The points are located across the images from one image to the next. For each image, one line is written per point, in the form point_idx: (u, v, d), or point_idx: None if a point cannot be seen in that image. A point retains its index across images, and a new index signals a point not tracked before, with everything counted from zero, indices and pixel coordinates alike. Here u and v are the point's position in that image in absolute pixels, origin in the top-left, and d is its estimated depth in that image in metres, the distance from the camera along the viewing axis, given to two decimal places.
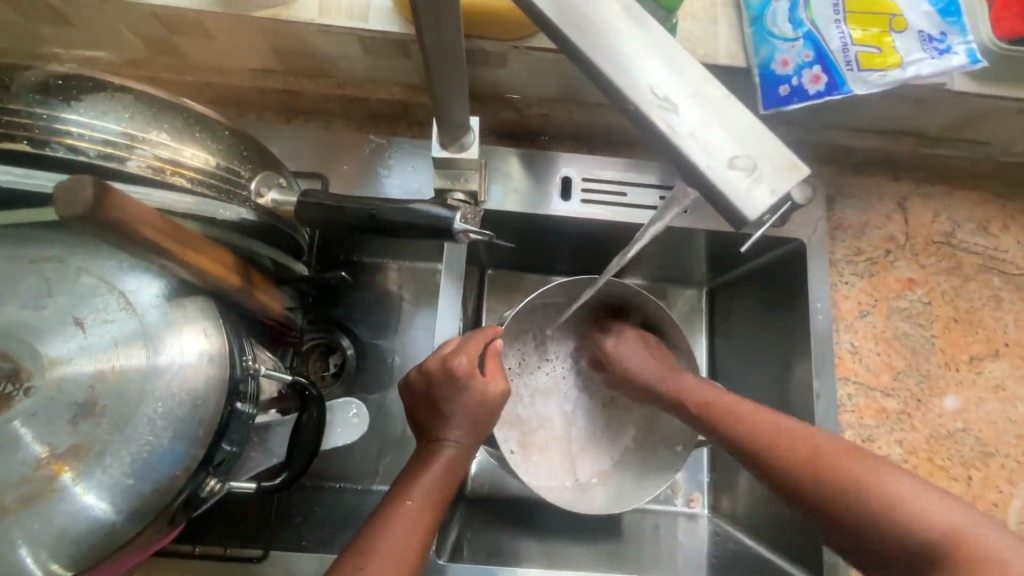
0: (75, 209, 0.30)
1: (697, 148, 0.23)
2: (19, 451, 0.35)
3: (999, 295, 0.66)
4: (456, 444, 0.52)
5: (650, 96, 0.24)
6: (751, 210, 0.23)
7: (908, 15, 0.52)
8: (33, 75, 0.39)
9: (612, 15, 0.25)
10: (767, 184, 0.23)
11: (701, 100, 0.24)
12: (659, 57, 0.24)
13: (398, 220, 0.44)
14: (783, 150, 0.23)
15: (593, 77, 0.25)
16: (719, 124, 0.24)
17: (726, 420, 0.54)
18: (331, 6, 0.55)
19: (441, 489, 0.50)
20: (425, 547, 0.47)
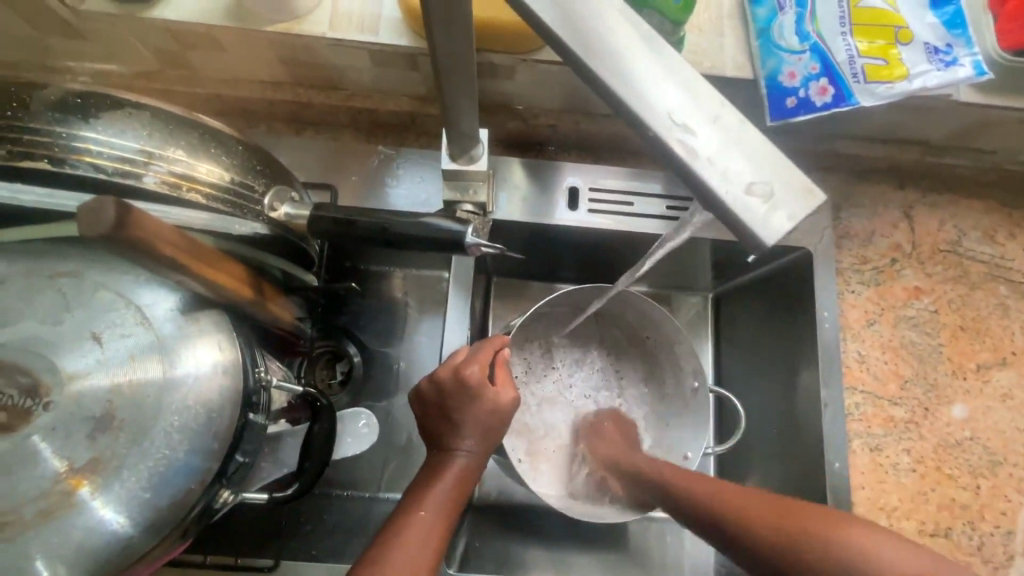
0: (98, 230, 0.31)
1: (714, 173, 0.24)
2: (38, 465, 0.36)
3: (1006, 303, 0.66)
4: (468, 454, 0.52)
5: (666, 121, 0.24)
6: (770, 234, 0.23)
7: (913, 27, 0.52)
8: (52, 93, 0.39)
9: (624, 40, 0.25)
10: (784, 210, 0.23)
11: (715, 125, 0.24)
12: (673, 81, 0.25)
13: (410, 233, 0.44)
14: (798, 174, 0.24)
15: (608, 100, 0.25)
16: (736, 149, 0.24)
17: (700, 498, 0.52)
18: (341, 20, 0.55)
19: (453, 499, 0.50)
20: (438, 556, 0.48)
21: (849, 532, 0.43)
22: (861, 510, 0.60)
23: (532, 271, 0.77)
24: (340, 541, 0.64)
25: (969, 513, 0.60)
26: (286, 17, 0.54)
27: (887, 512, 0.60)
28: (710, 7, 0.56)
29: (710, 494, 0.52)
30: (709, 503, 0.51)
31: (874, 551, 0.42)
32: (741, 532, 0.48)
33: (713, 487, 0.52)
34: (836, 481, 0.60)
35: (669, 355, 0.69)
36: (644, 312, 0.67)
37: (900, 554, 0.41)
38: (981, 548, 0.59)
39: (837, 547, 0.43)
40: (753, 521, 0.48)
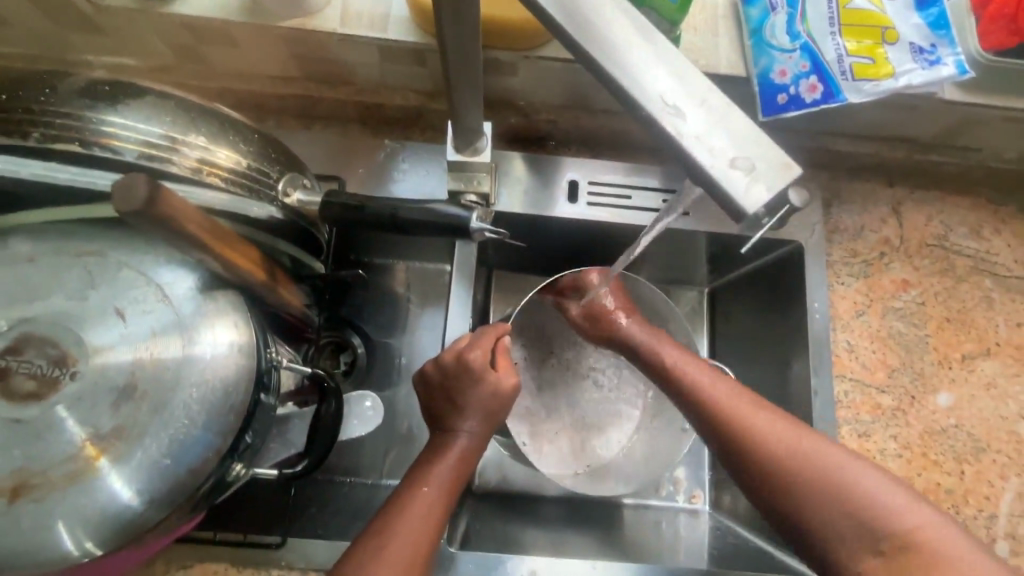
0: (131, 205, 0.33)
1: (702, 150, 0.26)
2: (65, 431, 0.38)
3: (991, 296, 0.68)
4: (469, 434, 0.54)
5: (658, 103, 0.27)
6: (750, 206, 0.25)
7: (899, 27, 0.55)
8: (79, 81, 0.41)
9: (621, 34, 0.28)
10: (764, 182, 0.25)
11: (705, 105, 0.27)
12: (666, 67, 0.27)
13: (418, 220, 0.47)
14: (778, 152, 0.26)
15: (605, 83, 0.28)
16: (722, 128, 0.26)
17: (716, 398, 0.54)
18: (352, 17, 0.58)
19: (454, 479, 0.52)
20: (440, 531, 0.50)
21: (860, 475, 0.45)
22: None
23: (532, 264, 0.79)
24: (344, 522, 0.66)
25: (954, 497, 0.62)
26: (298, 14, 0.57)
27: None
28: (706, 8, 0.59)
29: (730, 405, 0.53)
30: (727, 414, 0.52)
31: (881, 496, 0.44)
32: (760, 450, 0.49)
33: (740, 402, 0.53)
34: None
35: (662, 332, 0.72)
36: (640, 295, 0.70)
37: (905, 504, 0.43)
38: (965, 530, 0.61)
39: (845, 481, 0.45)
40: (771, 437, 0.49)
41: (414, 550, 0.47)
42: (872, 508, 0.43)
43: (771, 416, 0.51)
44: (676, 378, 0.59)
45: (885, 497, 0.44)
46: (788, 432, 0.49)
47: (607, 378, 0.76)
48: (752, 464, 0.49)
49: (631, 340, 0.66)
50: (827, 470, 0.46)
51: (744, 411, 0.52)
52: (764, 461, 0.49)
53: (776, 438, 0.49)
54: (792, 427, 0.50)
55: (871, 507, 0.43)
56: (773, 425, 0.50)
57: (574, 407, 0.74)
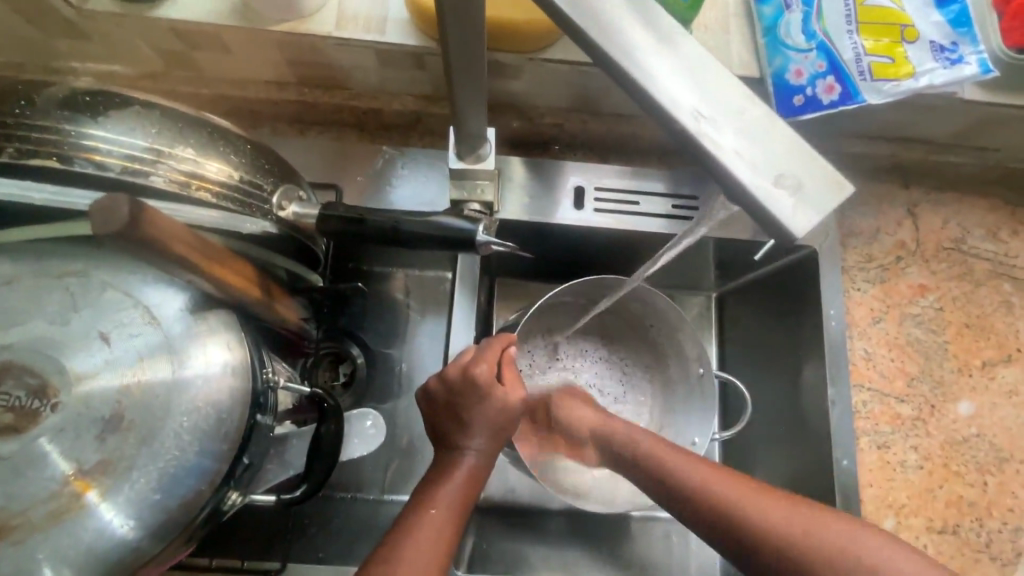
0: (111, 227, 0.31)
1: (743, 166, 0.24)
2: (47, 466, 0.35)
3: (1011, 300, 0.66)
4: (476, 453, 0.52)
5: (692, 114, 0.24)
6: (799, 229, 0.23)
7: (919, 25, 0.52)
8: (59, 91, 0.39)
9: (643, 39, 0.25)
10: (811, 202, 0.23)
11: (745, 116, 0.24)
12: (697, 75, 0.25)
13: (421, 233, 0.44)
14: (826, 166, 0.24)
15: (633, 93, 0.25)
16: (763, 142, 0.24)
17: (705, 485, 0.50)
18: (348, 19, 0.55)
19: (463, 500, 0.50)
20: (447, 557, 0.47)
21: (860, 541, 0.44)
22: (869, 508, 0.60)
23: (536, 270, 0.77)
24: (346, 543, 0.64)
25: (977, 510, 0.60)
26: (292, 16, 0.54)
27: (895, 510, 0.60)
28: (717, 6, 0.56)
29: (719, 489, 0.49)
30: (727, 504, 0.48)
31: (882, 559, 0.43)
32: (769, 537, 0.46)
33: (726, 485, 0.49)
34: (843, 479, 0.60)
35: (669, 338, 0.70)
36: (651, 303, 0.68)
37: (903, 558, 0.43)
38: (989, 544, 0.59)
39: (854, 554, 0.43)
40: (777, 520, 0.46)
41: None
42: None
43: (764, 495, 0.48)
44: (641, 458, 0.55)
45: (885, 558, 0.43)
46: (777, 509, 0.47)
47: (615, 386, 0.74)
48: (737, 544, 0.47)
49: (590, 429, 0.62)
50: (837, 543, 0.44)
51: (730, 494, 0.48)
52: (750, 541, 0.46)
53: (763, 517, 0.47)
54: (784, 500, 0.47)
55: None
56: (754, 500, 0.48)
57: None
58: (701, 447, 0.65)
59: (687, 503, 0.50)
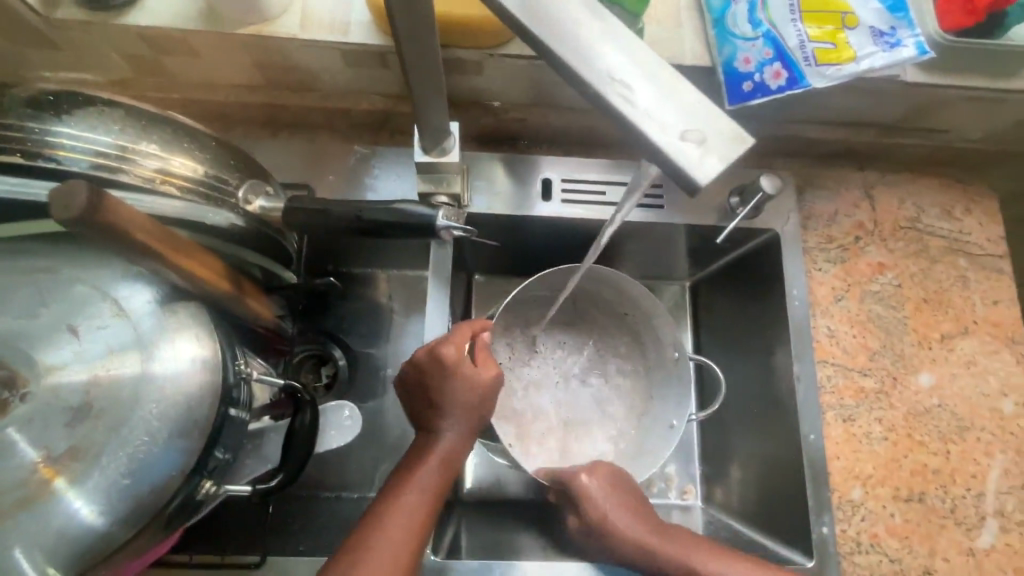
0: (70, 211, 0.32)
1: (653, 125, 0.25)
2: (16, 455, 0.36)
3: (966, 275, 0.69)
4: (452, 434, 0.53)
5: (606, 79, 0.26)
6: (704, 179, 0.25)
7: (858, 12, 0.55)
8: (25, 93, 0.41)
9: (563, 12, 0.27)
10: (716, 154, 0.25)
11: (654, 78, 0.26)
12: (612, 44, 0.27)
13: (384, 220, 0.46)
14: (730, 123, 0.25)
15: (554, 64, 0.27)
16: (672, 102, 0.26)
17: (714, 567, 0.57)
18: (311, 21, 0.57)
19: (439, 479, 0.51)
20: (426, 536, 0.49)
21: None
22: (837, 480, 0.62)
23: (514, 265, 0.78)
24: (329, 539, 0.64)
25: (941, 477, 0.62)
26: (256, 20, 0.55)
27: (862, 480, 0.62)
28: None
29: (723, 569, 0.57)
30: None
31: None
32: None
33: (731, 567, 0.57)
34: (810, 453, 0.62)
35: (649, 330, 0.72)
36: (628, 293, 0.69)
37: None
38: (953, 510, 0.61)
39: None
40: None
41: (395, 556, 0.47)
42: None
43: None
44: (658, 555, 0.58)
45: None
46: None
47: (595, 374, 0.75)
48: None
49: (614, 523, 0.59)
50: None
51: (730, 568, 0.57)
52: None
53: None
54: None
55: None
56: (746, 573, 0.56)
57: (562, 406, 0.74)
58: (680, 430, 0.66)
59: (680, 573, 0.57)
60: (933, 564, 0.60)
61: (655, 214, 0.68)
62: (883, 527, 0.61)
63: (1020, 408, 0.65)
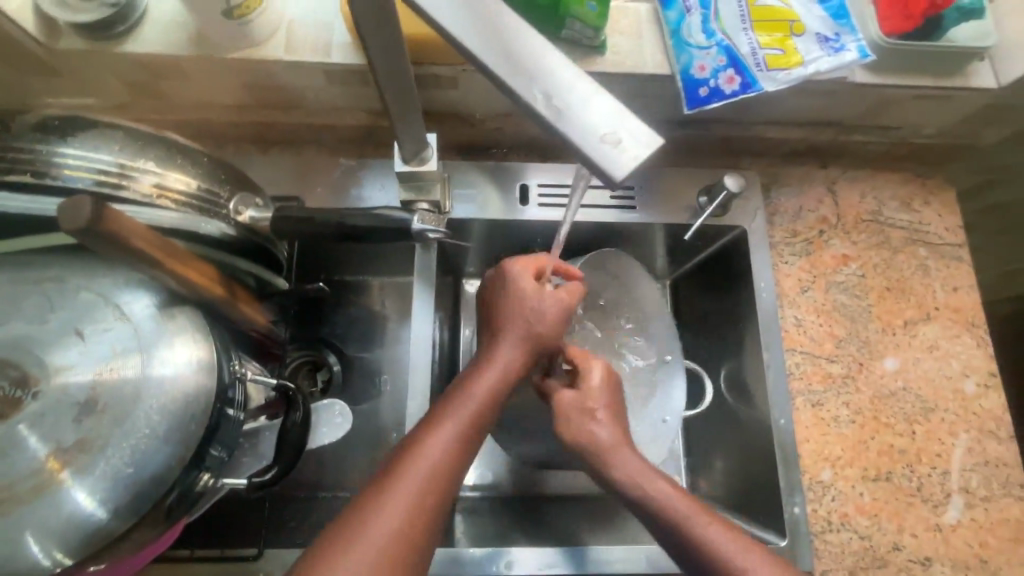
0: (76, 223, 0.36)
1: (575, 129, 0.29)
2: (27, 448, 0.39)
3: (926, 264, 0.72)
4: (512, 352, 0.53)
5: (534, 91, 0.30)
6: (619, 174, 0.28)
7: (806, 20, 0.60)
8: (32, 119, 0.44)
9: (498, 35, 0.31)
10: (630, 152, 0.28)
11: (579, 91, 0.30)
12: (541, 59, 0.30)
13: (366, 226, 0.50)
14: (643, 126, 0.29)
15: (491, 78, 0.31)
16: (593, 109, 0.29)
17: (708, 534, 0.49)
18: (296, 43, 0.61)
19: (498, 387, 0.51)
20: (465, 457, 0.48)
21: None
22: (807, 462, 0.65)
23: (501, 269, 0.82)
24: None
25: (907, 456, 0.65)
26: (246, 44, 0.59)
27: (831, 462, 0.65)
28: (629, 14, 0.63)
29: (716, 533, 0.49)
30: (714, 552, 0.48)
31: None
32: None
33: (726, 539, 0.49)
34: (781, 437, 0.65)
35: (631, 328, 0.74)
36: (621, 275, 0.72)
37: None
38: (920, 488, 0.64)
39: None
40: None
41: (437, 463, 0.46)
42: None
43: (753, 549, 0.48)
44: (645, 506, 0.52)
45: None
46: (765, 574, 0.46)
47: None
48: (686, 557, 0.50)
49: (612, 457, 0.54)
50: None
51: (724, 538, 0.49)
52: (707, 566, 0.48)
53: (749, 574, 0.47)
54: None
55: None
56: (741, 545, 0.48)
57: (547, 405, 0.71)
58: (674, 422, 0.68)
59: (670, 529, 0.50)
60: (902, 541, 0.62)
61: (628, 214, 0.72)
62: (852, 505, 0.63)
63: (981, 389, 0.68)
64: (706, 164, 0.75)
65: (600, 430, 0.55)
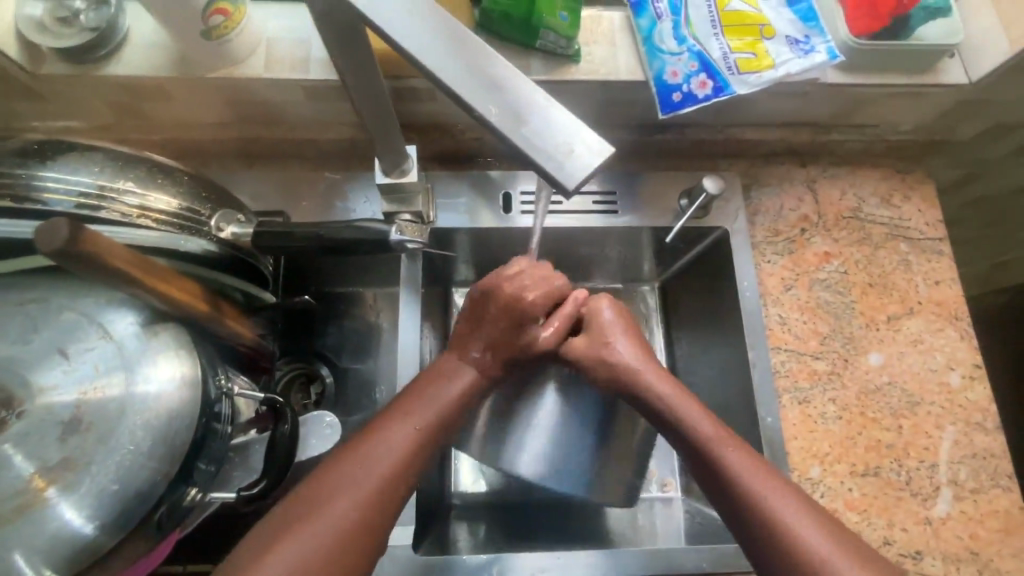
0: (54, 245, 0.36)
1: (528, 141, 0.30)
2: (13, 468, 0.40)
3: (908, 259, 0.72)
4: (474, 370, 0.56)
5: (489, 104, 0.31)
6: (571, 183, 0.29)
7: (775, 24, 0.61)
8: (13, 144, 0.45)
9: (454, 49, 0.32)
10: (582, 162, 0.29)
11: (532, 101, 0.31)
12: (497, 71, 0.31)
13: (346, 238, 0.51)
14: (594, 136, 0.30)
15: (446, 92, 0.31)
16: (546, 119, 0.30)
17: (721, 449, 0.51)
18: (275, 61, 0.62)
19: (457, 402, 0.54)
20: (416, 464, 0.50)
21: (800, 519, 0.47)
22: (795, 459, 0.65)
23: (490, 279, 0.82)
24: None
25: (895, 451, 0.65)
26: (226, 64, 0.61)
27: (819, 459, 0.65)
28: (602, 23, 0.64)
29: (729, 449, 0.51)
30: (726, 465, 0.51)
31: (800, 537, 0.46)
32: (745, 507, 0.49)
33: (737, 456, 0.51)
34: (768, 435, 0.65)
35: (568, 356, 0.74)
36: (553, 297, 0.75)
37: (811, 537, 0.46)
38: (909, 482, 0.64)
39: (786, 535, 0.46)
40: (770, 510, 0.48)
41: (396, 460, 0.49)
42: (790, 550, 0.46)
43: (763, 468, 0.50)
44: (668, 420, 0.55)
45: (804, 537, 0.46)
46: (772, 486, 0.49)
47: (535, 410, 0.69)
48: (699, 468, 0.52)
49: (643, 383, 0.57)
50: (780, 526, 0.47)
51: (735, 457, 0.51)
52: (716, 478, 0.51)
53: (756, 487, 0.49)
54: (783, 490, 0.49)
55: (791, 550, 0.46)
56: (751, 465, 0.50)
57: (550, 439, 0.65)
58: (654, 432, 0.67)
59: (685, 443, 0.53)
60: (892, 535, 0.62)
61: (612, 218, 0.73)
62: (842, 501, 0.63)
63: (966, 380, 0.68)
64: (687, 166, 0.76)
65: (625, 354, 0.59)
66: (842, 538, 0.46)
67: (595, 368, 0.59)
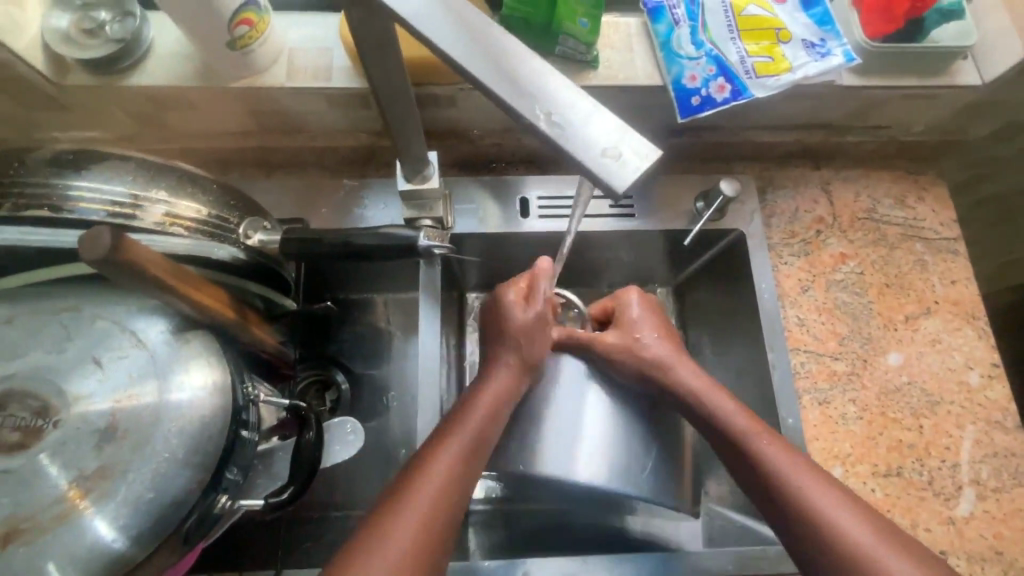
0: (96, 254, 0.37)
1: (575, 145, 0.30)
2: (50, 477, 0.40)
3: (924, 259, 0.73)
4: (507, 372, 0.57)
5: (537, 109, 0.31)
6: (620, 185, 0.29)
7: (791, 28, 0.62)
8: (45, 153, 0.46)
9: (505, 59, 0.32)
10: (631, 166, 0.30)
11: (575, 106, 0.31)
12: (545, 78, 0.32)
13: (372, 244, 0.51)
14: (640, 140, 0.30)
15: (495, 100, 0.32)
16: (593, 123, 0.31)
17: (757, 443, 0.53)
18: (298, 70, 0.63)
19: (495, 407, 0.55)
20: (465, 477, 0.50)
21: (840, 509, 0.48)
22: (817, 460, 0.65)
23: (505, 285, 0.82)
24: None
25: (916, 451, 0.65)
26: (249, 73, 0.61)
27: (841, 460, 0.65)
28: (620, 29, 0.64)
29: (765, 442, 0.53)
30: (762, 457, 0.52)
31: (843, 527, 0.47)
32: (785, 499, 0.50)
33: (774, 448, 0.52)
34: (790, 436, 0.65)
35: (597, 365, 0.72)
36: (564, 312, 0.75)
37: (855, 526, 0.47)
38: (931, 481, 0.64)
39: (829, 526, 0.47)
40: (808, 502, 0.48)
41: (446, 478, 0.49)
42: (833, 541, 0.47)
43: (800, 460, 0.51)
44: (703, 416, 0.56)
45: (847, 526, 0.47)
46: (810, 478, 0.50)
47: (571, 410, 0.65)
48: (736, 462, 0.54)
49: (678, 375, 0.58)
50: (819, 518, 0.48)
51: (771, 449, 0.52)
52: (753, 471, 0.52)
53: (794, 478, 0.50)
54: (821, 480, 0.50)
55: (835, 540, 0.46)
56: (788, 456, 0.52)
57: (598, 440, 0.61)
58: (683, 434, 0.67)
59: (722, 437, 0.55)
60: (916, 535, 0.62)
61: (626, 222, 0.73)
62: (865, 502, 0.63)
63: (985, 379, 0.68)
64: (702, 170, 0.77)
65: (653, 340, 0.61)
66: (883, 528, 0.47)
67: (625, 358, 0.60)
